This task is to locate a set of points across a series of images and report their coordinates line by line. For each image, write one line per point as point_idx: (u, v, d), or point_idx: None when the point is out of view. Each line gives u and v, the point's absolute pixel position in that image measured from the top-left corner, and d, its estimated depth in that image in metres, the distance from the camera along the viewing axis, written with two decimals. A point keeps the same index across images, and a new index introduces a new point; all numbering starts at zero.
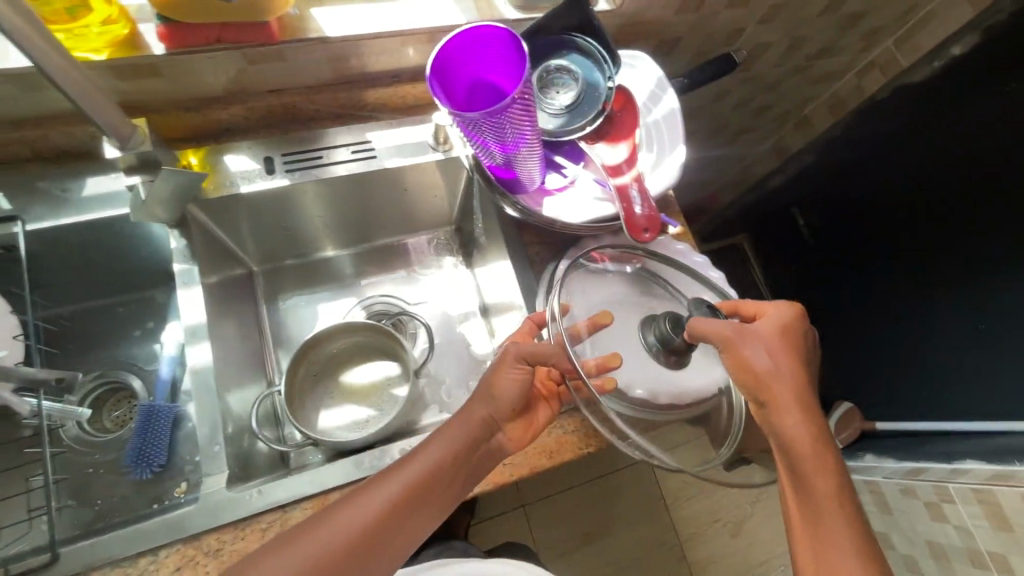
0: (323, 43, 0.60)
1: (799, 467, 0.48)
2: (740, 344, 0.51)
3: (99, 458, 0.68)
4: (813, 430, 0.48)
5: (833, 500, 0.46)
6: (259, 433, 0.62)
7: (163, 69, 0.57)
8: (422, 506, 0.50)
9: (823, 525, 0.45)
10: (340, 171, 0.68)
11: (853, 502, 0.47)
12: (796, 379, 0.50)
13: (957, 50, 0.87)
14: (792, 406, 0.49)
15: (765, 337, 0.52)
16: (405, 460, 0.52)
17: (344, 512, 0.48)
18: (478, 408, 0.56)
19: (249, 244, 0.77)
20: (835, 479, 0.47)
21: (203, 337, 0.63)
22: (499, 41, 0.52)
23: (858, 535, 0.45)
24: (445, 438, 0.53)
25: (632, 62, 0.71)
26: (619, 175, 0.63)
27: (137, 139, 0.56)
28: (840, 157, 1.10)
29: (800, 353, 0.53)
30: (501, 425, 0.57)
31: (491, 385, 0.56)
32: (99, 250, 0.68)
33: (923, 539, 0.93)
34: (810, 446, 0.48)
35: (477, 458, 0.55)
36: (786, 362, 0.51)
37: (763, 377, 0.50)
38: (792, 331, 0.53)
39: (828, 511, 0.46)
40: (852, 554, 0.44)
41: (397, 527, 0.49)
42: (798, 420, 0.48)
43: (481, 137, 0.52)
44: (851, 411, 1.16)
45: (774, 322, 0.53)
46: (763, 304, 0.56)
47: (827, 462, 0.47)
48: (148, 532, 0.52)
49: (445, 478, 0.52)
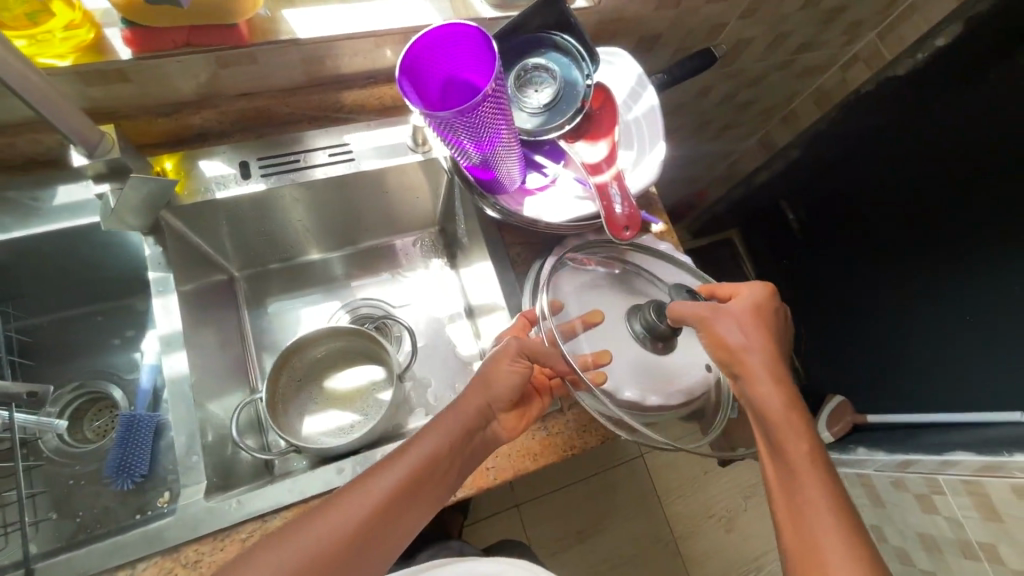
0: (295, 44, 0.59)
1: (773, 437, 0.47)
2: (715, 321, 0.51)
3: (80, 469, 0.67)
4: (787, 405, 0.47)
5: (808, 466, 0.44)
6: (241, 443, 0.60)
7: (131, 74, 0.56)
8: (420, 499, 0.47)
9: (799, 492, 0.44)
10: (318, 175, 0.67)
11: (832, 470, 0.45)
12: (769, 350, 0.50)
13: (941, 41, 0.85)
14: (764, 376, 0.48)
15: (739, 316, 0.51)
16: (401, 450, 0.49)
17: (339, 506, 0.44)
18: (477, 396, 0.54)
19: (228, 250, 0.76)
20: (811, 446, 0.45)
21: (179, 346, 0.62)
22: (470, 40, 0.51)
23: (838, 500, 0.43)
24: (442, 426, 0.51)
25: (609, 59, 0.71)
26: (598, 173, 0.62)
27: (104, 147, 0.55)
28: (826, 151, 1.10)
29: (775, 327, 0.52)
30: (495, 414, 0.56)
31: (490, 375, 0.55)
32: (73, 259, 0.67)
33: (915, 531, 0.89)
34: (783, 414, 0.47)
35: (473, 447, 0.53)
36: (759, 334, 0.51)
37: (734, 350, 0.50)
38: (766, 306, 0.52)
39: (804, 478, 0.44)
40: (828, 519, 0.42)
41: (394, 521, 0.45)
42: (769, 389, 0.48)
43: (455, 138, 0.51)
44: (842, 403, 1.16)
45: (749, 298, 0.53)
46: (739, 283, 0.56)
47: (800, 430, 0.46)
48: (125, 545, 0.52)
49: (439, 473, 0.49)
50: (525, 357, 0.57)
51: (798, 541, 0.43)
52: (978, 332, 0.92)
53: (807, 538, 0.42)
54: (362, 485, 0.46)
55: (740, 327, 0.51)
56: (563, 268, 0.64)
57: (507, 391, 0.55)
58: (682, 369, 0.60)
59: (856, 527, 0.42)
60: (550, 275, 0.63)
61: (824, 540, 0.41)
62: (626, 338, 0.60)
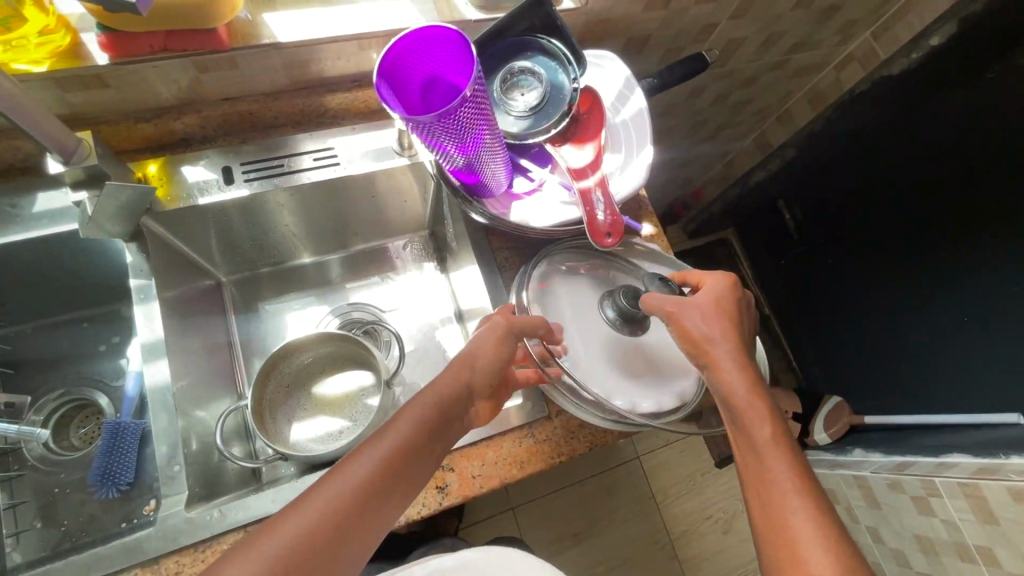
0: (277, 48, 0.58)
1: (738, 418, 0.48)
2: (683, 313, 0.52)
3: (64, 477, 0.67)
4: (751, 389, 0.48)
5: (772, 445, 0.46)
6: (225, 450, 0.58)
7: (110, 80, 0.55)
8: (401, 484, 0.46)
9: (765, 470, 0.45)
10: (304, 179, 0.66)
11: (792, 444, 0.47)
12: (731, 336, 0.51)
13: (935, 40, 0.83)
14: (728, 361, 0.49)
15: (706, 306, 0.52)
16: (376, 435, 0.47)
17: (317, 499, 0.42)
18: (456, 377, 0.52)
19: (215, 255, 0.75)
20: (775, 428, 0.47)
21: (161, 354, 0.61)
22: (449, 43, 0.50)
23: (802, 478, 0.44)
24: (419, 409, 0.50)
25: (598, 62, 0.70)
26: (582, 178, 0.61)
27: (82, 152, 0.55)
28: (822, 151, 1.09)
29: (738, 312, 0.53)
30: (472, 403, 0.54)
31: (473, 359, 0.54)
32: (55, 266, 0.66)
33: (911, 533, 0.87)
34: (746, 396, 0.48)
35: (455, 425, 0.52)
36: (723, 320, 0.52)
37: (699, 339, 0.51)
38: (727, 293, 0.54)
39: (768, 456, 0.45)
40: (794, 494, 0.43)
41: (376, 508, 0.44)
42: (733, 373, 0.49)
43: (437, 141, 0.50)
44: (839, 403, 1.18)
45: (712, 287, 0.54)
46: (703, 271, 0.57)
47: (763, 409, 0.47)
48: (106, 557, 0.51)
49: (420, 457, 0.48)
50: (508, 336, 0.56)
51: (768, 520, 0.43)
52: (973, 332, 0.91)
53: (776, 516, 0.43)
54: (340, 474, 0.44)
55: (705, 316, 0.51)
56: (551, 274, 0.64)
57: (487, 370, 0.54)
58: (673, 375, 0.60)
59: (821, 499, 0.43)
60: (535, 283, 0.63)
61: (791, 513, 0.42)
62: (615, 344, 0.60)
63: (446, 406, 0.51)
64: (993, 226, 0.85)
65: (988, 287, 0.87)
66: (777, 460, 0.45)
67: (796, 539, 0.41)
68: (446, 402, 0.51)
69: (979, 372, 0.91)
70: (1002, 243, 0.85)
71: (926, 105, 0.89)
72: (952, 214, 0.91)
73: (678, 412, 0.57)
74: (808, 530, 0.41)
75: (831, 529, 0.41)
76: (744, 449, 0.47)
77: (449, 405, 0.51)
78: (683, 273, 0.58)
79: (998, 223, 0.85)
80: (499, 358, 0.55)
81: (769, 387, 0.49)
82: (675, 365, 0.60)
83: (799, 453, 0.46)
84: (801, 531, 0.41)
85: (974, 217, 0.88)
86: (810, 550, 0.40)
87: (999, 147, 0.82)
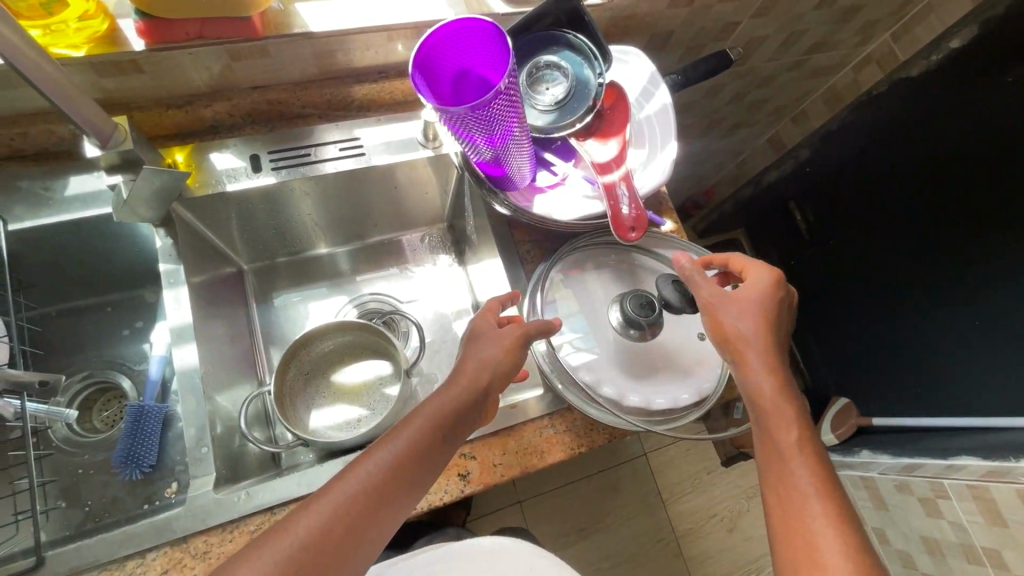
0: (308, 38, 0.59)
1: (764, 417, 0.49)
2: (718, 306, 0.53)
3: (88, 459, 0.68)
4: (779, 390, 0.49)
5: (796, 448, 0.46)
6: (249, 435, 0.59)
7: (145, 65, 0.56)
8: (413, 486, 0.46)
9: (786, 472, 0.46)
10: (328, 169, 0.67)
11: (818, 450, 0.47)
12: (765, 335, 0.51)
13: (954, 43, 0.84)
14: (757, 360, 0.50)
15: (744, 302, 0.52)
16: (387, 437, 0.47)
17: (328, 498, 0.43)
18: (468, 380, 0.52)
19: (238, 243, 0.76)
20: (800, 432, 0.47)
21: (189, 338, 0.62)
22: (484, 34, 0.51)
23: (823, 483, 0.45)
24: (431, 411, 0.49)
25: (623, 58, 0.71)
26: (607, 173, 0.62)
27: (117, 138, 0.54)
28: (837, 152, 1.09)
29: (777, 313, 0.53)
30: (485, 408, 0.53)
31: (481, 365, 0.53)
32: (83, 250, 0.67)
33: (919, 534, 0.88)
34: (775, 398, 0.48)
35: (468, 427, 0.51)
36: (760, 317, 0.52)
37: (732, 335, 0.51)
38: (771, 290, 0.53)
39: (790, 457, 0.46)
40: (814, 498, 0.44)
41: (385, 509, 0.44)
42: (764, 372, 0.49)
43: (467, 132, 0.51)
44: (847, 404, 1.19)
45: (758, 281, 0.53)
46: (749, 260, 0.56)
47: (789, 412, 0.48)
48: (136, 535, 0.52)
49: (431, 458, 0.47)
50: (518, 347, 0.55)
51: (786, 518, 0.44)
52: (977, 335, 0.91)
53: (791, 517, 0.44)
54: (352, 474, 0.44)
55: (741, 311, 0.52)
56: (571, 274, 0.66)
57: (499, 383, 0.53)
58: (692, 368, 0.61)
59: (843, 508, 0.43)
60: (554, 286, 0.65)
61: (810, 516, 0.43)
62: (627, 346, 0.62)
63: (459, 409, 0.50)
64: (1002, 227, 0.85)
65: (1003, 292, 0.86)
66: (800, 463, 0.46)
67: (813, 539, 0.42)
68: (458, 406, 0.50)
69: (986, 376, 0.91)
70: (1011, 244, 0.84)
71: (938, 106, 0.89)
72: (961, 217, 0.91)
73: (695, 408, 0.58)
74: (826, 534, 0.42)
75: (850, 538, 0.41)
76: (765, 448, 0.48)
77: (460, 409, 0.50)
78: (727, 257, 0.58)
79: (1003, 223, 0.85)
80: (509, 371, 0.54)
81: (796, 390, 0.50)
82: (695, 359, 0.62)
83: (823, 460, 0.46)
84: (816, 535, 0.42)
85: (986, 220, 0.87)
86: (825, 552, 0.41)
87: (1007, 149, 0.83)
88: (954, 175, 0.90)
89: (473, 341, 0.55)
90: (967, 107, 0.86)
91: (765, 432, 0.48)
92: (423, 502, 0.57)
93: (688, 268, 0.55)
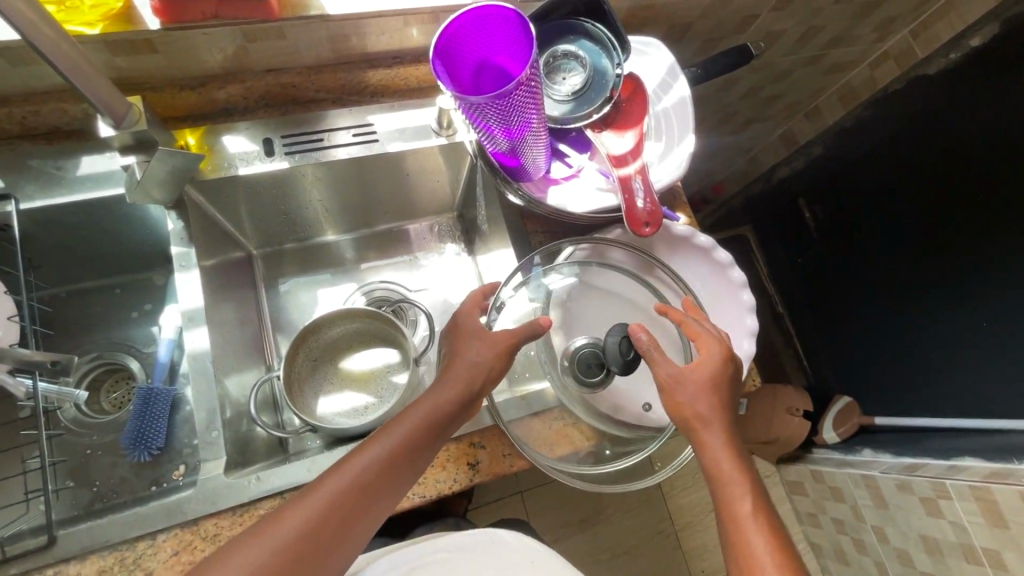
0: (325, 21, 0.58)
1: (721, 491, 0.49)
2: (673, 387, 0.52)
3: (97, 439, 0.68)
4: (733, 465, 0.49)
5: (750, 518, 0.48)
6: (258, 419, 0.58)
7: (158, 45, 0.56)
8: (401, 480, 0.47)
9: (744, 543, 0.47)
10: (340, 154, 0.66)
11: (773, 515, 0.48)
12: (721, 412, 0.51)
13: (976, 41, 0.86)
14: (713, 437, 0.50)
15: (700, 378, 0.52)
16: (379, 435, 0.48)
17: (326, 489, 0.44)
18: (461, 379, 0.52)
19: (247, 227, 0.76)
20: (756, 503, 0.48)
21: (201, 322, 0.62)
22: (508, 22, 0.50)
23: (782, 554, 0.46)
24: (422, 407, 0.50)
25: (642, 49, 0.70)
26: (623, 166, 0.61)
27: (131, 118, 0.54)
28: (851, 149, 1.08)
29: (729, 384, 0.53)
30: (474, 406, 0.54)
31: (473, 366, 0.53)
32: (93, 231, 0.67)
33: (918, 533, 0.86)
34: (731, 472, 0.49)
35: (455, 426, 0.53)
36: (716, 391, 0.52)
37: (690, 416, 0.51)
38: (724, 363, 0.53)
39: (748, 529, 0.47)
40: (770, 568, 0.45)
41: (375, 502, 0.45)
42: (720, 450, 0.50)
43: (485, 122, 0.50)
44: (850, 404, 1.10)
45: (710, 355, 0.53)
46: (703, 327, 0.55)
47: (746, 485, 0.49)
48: (147, 517, 0.53)
49: (419, 453, 0.49)
50: (507, 355, 0.55)
51: None
52: (980, 336, 0.90)
53: None
54: (344, 468, 0.45)
55: (697, 392, 0.51)
56: (573, 283, 0.65)
57: (490, 385, 0.54)
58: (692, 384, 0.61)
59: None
60: (555, 288, 0.64)
61: None
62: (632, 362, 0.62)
63: (451, 407, 0.51)
64: (1003, 226, 0.85)
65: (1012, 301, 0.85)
66: (755, 533, 0.47)
67: None
68: (450, 405, 0.51)
69: (981, 379, 0.90)
70: (1015, 246, 0.84)
71: (951, 107, 0.90)
72: (964, 220, 0.91)
73: (665, 435, 0.58)
74: None
75: None
76: (723, 518, 0.49)
77: (455, 406, 0.51)
78: (683, 318, 0.56)
79: (1003, 223, 0.85)
80: (499, 374, 0.55)
81: (752, 460, 0.51)
82: None
83: (777, 526, 0.48)
84: None
85: (993, 225, 0.87)
86: None
87: (1009, 148, 0.84)
88: (959, 174, 0.90)
89: (466, 339, 0.55)
90: (979, 107, 0.87)
91: (721, 505, 0.49)
92: (432, 491, 0.58)
93: (645, 343, 0.53)
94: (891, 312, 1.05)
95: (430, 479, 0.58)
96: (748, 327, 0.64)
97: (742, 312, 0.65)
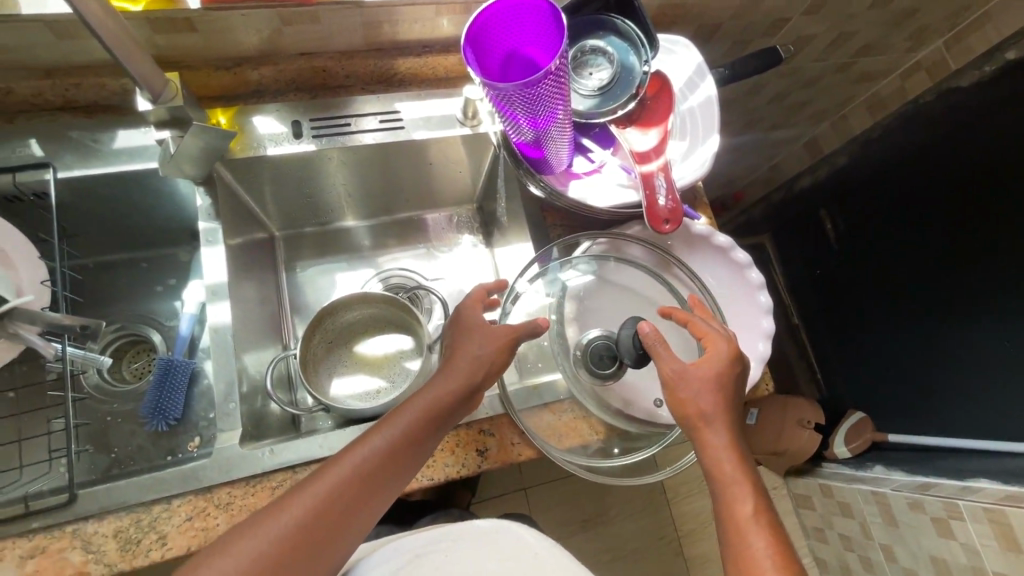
0: (360, 7, 0.59)
1: (723, 493, 0.49)
2: (678, 385, 0.51)
3: (117, 407, 0.70)
4: (735, 467, 0.49)
5: (751, 520, 0.47)
6: (273, 394, 0.59)
7: (197, 24, 0.57)
8: (403, 470, 0.48)
9: (744, 545, 0.47)
10: (365, 140, 0.67)
11: (774, 518, 0.48)
12: (725, 411, 0.51)
13: (1011, 53, 0.85)
14: (715, 437, 0.50)
15: (705, 377, 0.51)
16: (378, 427, 0.49)
17: (328, 480, 0.45)
18: (462, 374, 0.52)
19: (271, 208, 0.77)
20: (757, 505, 0.48)
21: (223, 297, 0.64)
22: (539, 12, 0.51)
23: (783, 557, 0.45)
24: (421, 400, 0.50)
25: (671, 47, 0.70)
26: (645, 162, 0.61)
27: (167, 94, 0.55)
28: (876, 160, 1.07)
29: (733, 384, 0.52)
30: (476, 399, 0.54)
31: (475, 362, 0.53)
32: (125, 204, 0.69)
33: (927, 553, 0.84)
34: (733, 474, 0.49)
35: (457, 417, 0.53)
36: (720, 390, 0.51)
37: (693, 414, 0.51)
38: (730, 363, 0.52)
39: (749, 532, 0.47)
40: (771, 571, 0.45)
41: (376, 490, 0.46)
42: (722, 451, 0.50)
43: (511, 111, 0.51)
44: (862, 419, 1.09)
45: (717, 354, 0.52)
46: (710, 327, 0.54)
47: (747, 487, 0.48)
48: (163, 482, 0.54)
49: (419, 443, 0.49)
50: (509, 348, 0.55)
51: None
52: (1000, 356, 0.88)
53: None
54: (346, 459, 0.46)
55: (701, 391, 0.51)
56: (588, 277, 0.65)
57: (493, 376, 0.54)
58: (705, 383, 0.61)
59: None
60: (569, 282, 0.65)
61: None
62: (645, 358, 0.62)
63: (452, 400, 0.51)
64: None
65: None
66: (756, 536, 0.47)
67: None
68: (450, 398, 0.51)
69: (1001, 399, 0.88)
70: None
71: (982, 120, 0.89)
72: (991, 237, 0.88)
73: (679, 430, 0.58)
74: None
75: None
76: (723, 520, 0.49)
77: (456, 399, 0.52)
78: (689, 318, 0.56)
79: None
80: (502, 367, 0.55)
81: (754, 462, 0.51)
82: None
83: (779, 530, 0.48)
84: None
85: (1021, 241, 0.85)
86: None
87: None
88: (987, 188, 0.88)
89: (468, 333, 0.55)
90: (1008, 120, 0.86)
91: (723, 506, 0.49)
92: (440, 474, 0.58)
93: (650, 338, 0.52)
94: (908, 326, 1.03)
95: (438, 463, 0.59)
96: (763, 329, 0.64)
97: (758, 315, 0.65)
